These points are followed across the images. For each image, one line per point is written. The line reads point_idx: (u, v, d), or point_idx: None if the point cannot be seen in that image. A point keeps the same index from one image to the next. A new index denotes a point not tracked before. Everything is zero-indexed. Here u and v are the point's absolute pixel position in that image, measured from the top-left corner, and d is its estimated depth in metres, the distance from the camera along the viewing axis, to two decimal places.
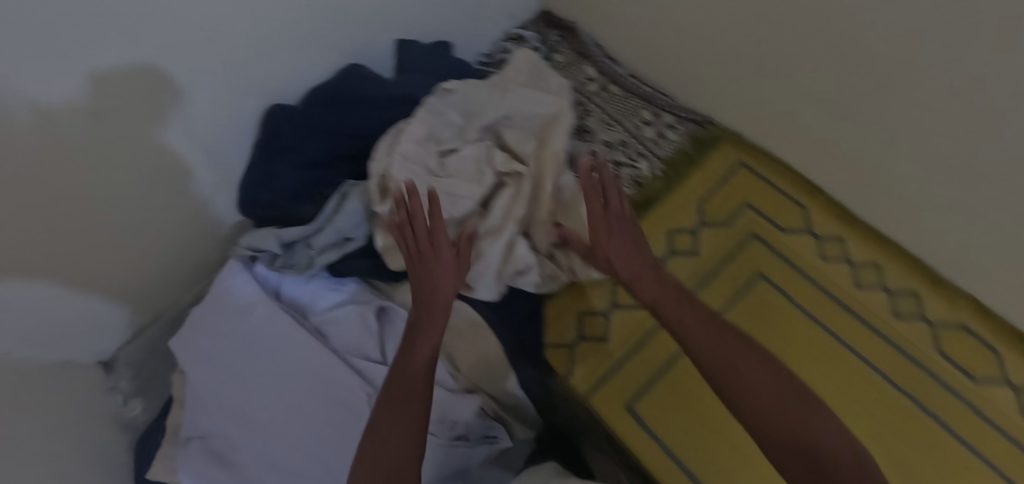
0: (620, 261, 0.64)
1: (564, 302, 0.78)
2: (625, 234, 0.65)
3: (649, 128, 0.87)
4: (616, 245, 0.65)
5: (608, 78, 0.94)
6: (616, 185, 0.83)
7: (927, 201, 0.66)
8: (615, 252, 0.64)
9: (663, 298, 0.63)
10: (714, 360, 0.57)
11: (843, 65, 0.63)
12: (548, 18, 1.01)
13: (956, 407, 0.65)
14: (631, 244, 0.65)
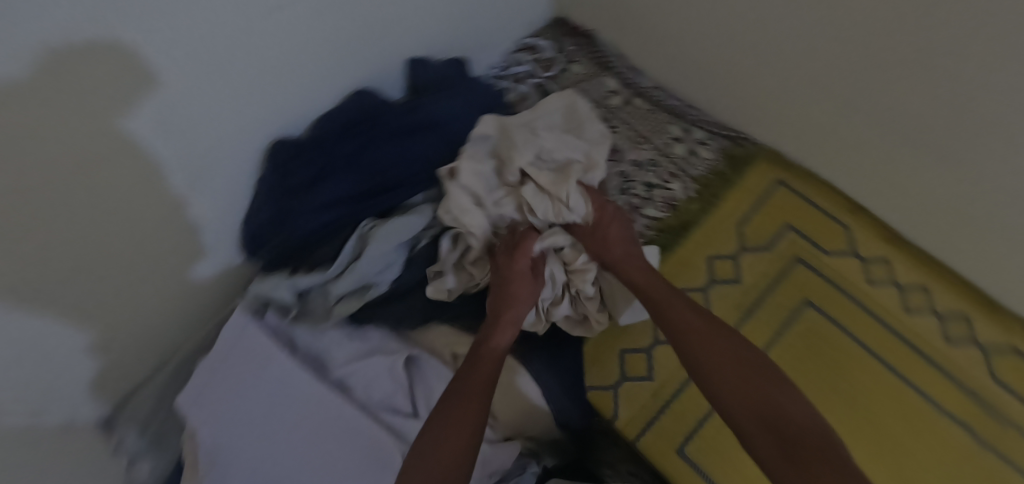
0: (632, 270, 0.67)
1: (603, 340, 0.76)
2: (614, 233, 0.69)
3: (681, 144, 0.83)
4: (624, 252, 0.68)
5: (632, 90, 0.89)
6: (650, 207, 0.79)
7: (990, 219, 0.63)
8: (634, 264, 0.67)
9: (660, 297, 0.64)
10: (726, 363, 0.57)
11: (904, 86, 0.59)
12: (563, 23, 0.95)
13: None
14: (626, 237, 0.69)
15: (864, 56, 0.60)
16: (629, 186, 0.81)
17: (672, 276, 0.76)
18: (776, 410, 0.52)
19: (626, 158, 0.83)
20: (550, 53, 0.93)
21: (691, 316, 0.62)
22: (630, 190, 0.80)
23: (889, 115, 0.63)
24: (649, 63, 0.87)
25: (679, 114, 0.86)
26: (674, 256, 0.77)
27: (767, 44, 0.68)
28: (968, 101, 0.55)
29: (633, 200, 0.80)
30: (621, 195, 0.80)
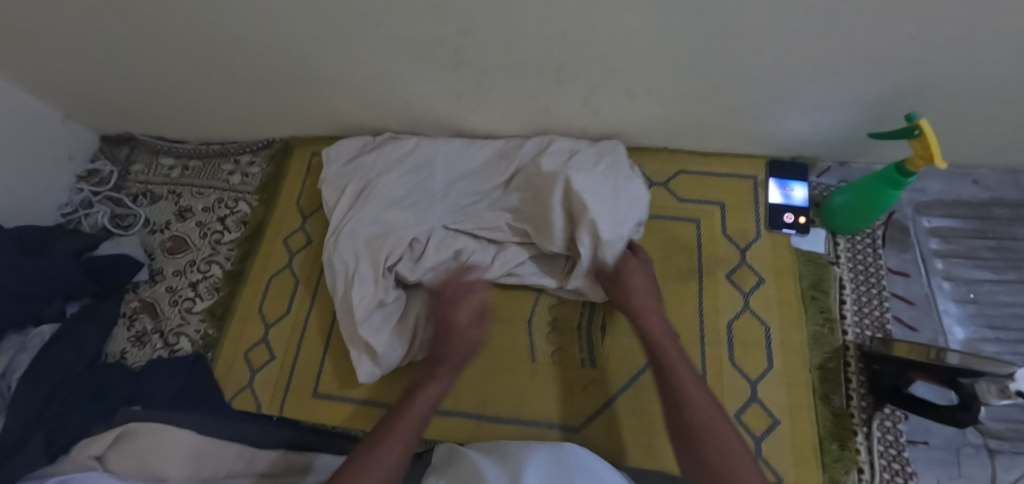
0: (635, 297, 0.67)
1: (227, 354, 0.81)
2: (654, 325, 0.65)
3: (235, 174, 0.96)
4: (640, 283, 0.68)
5: (182, 158, 1.00)
6: (229, 234, 0.91)
7: (400, 109, 0.83)
8: (649, 324, 0.65)
9: (642, 305, 0.66)
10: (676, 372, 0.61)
11: (278, 59, 0.76)
12: (109, 141, 1.03)
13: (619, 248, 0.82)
14: (651, 300, 0.67)
15: (225, 37, 0.72)
16: (207, 228, 0.92)
17: (261, 272, 0.86)
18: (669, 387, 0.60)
19: (196, 212, 0.94)
20: (108, 173, 1.00)
21: (674, 357, 0.62)
22: (208, 231, 0.92)
23: (287, 65, 0.76)
24: (175, 129, 0.98)
25: (223, 154, 0.98)
26: (258, 256, 0.87)
27: (192, 65, 0.80)
28: (293, 31, 0.70)
29: (213, 238, 0.91)
30: (202, 239, 0.91)
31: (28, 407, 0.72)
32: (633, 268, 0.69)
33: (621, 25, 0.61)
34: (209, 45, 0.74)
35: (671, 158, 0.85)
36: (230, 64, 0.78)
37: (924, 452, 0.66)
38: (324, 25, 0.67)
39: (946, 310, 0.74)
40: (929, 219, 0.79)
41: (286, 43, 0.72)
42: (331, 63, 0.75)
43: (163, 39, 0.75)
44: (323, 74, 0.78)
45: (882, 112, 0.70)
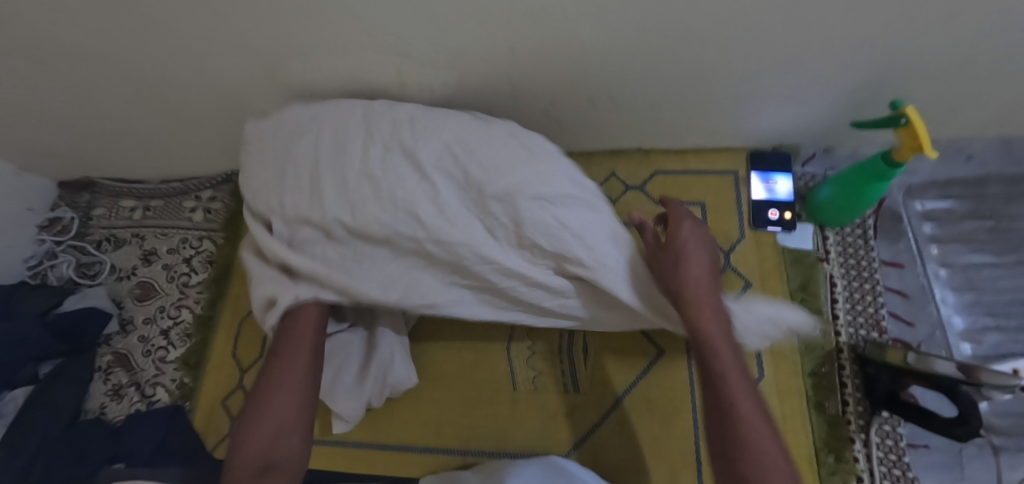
0: (686, 292, 0.51)
1: (205, 405, 0.79)
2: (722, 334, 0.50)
3: (198, 211, 0.93)
4: (693, 273, 0.52)
5: (143, 199, 0.96)
6: (197, 276, 0.88)
7: None
8: (699, 297, 0.51)
9: (695, 296, 0.51)
10: (735, 396, 0.46)
11: (217, 96, 0.71)
12: (65, 186, 0.98)
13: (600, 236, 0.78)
14: (706, 306, 0.51)
15: (159, 80, 0.68)
16: (174, 271, 0.89)
17: (233, 314, 0.84)
18: (719, 403, 0.46)
19: (162, 255, 0.91)
20: (69, 220, 0.96)
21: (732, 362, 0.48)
22: (175, 274, 0.89)
23: (227, 101, 0.72)
24: (131, 170, 0.94)
25: (184, 190, 0.95)
26: (228, 298, 0.86)
27: (131, 110, 0.75)
28: (226, 69, 0.65)
29: (181, 282, 0.88)
30: (169, 283, 0.88)
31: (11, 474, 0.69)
32: (685, 243, 0.54)
33: (571, 38, 0.56)
34: (143, 88, 0.70)
35: (646, 159, 0.80)
36: (170, 105, 0.74)
37: (924, 456, 0.64)
38: (257, 59, 0.62)
39: (944, 299, 0.71)
40: (922, 202, 0.75)
41: (221, 80, 0.67)
42: (273, 96, 0.70)
43: (96, 88, 0.70)
44: (268, 107, 0.73)
45: (865, 98, 0.65)
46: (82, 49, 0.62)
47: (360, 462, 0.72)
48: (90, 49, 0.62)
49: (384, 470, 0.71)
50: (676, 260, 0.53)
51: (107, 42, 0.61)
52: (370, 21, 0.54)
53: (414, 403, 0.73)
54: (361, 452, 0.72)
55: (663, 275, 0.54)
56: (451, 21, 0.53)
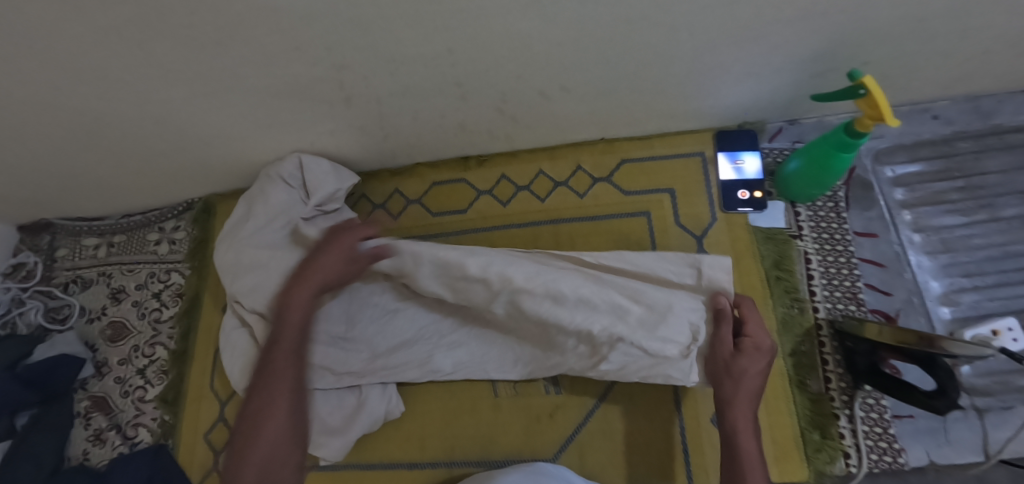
0: (728, 383, 0.55)
1: (187, 440, 0.78)
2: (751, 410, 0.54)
3: (161, 243, 0.90)
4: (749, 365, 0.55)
5: (106, 235, 0.94)
6: (167, 310, 0.86)
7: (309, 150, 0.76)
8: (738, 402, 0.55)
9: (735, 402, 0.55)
10: (747, 463, 0.53)
11: (157, 125, 0.68)
12: (23, 230, 0.95)
13: (570, 229, 0.77)
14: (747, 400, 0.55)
15: (93, 115, 0.65)
16: (143, 307, 0.87)
17: (207, 346, 0.83)
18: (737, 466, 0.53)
19: (130, 291, 0.89)
20: (32, 264, 0.93)
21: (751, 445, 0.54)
22: (145, 310, 0.87)
23: (170, 131, 0.69)
24: (89, 208, 0.91)
25: (144, 223, 0.92)
26: (200, 330, 0.84)
27: (74, 148, 0.73)
28: (160, 98, 0.62)
29: (152, 317, 0.86)
30: (140, 320, 0.87)
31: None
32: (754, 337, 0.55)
33: (509, 33, 0.53)
34: (80, 125, 0.67)
35: (610, 148, 0.78)
36: (111, 139, 0.71)
37: (910, 425, 0.63)
38: (189, 84, 0.60)
39: (921, 264, 0.70)
40: (892, 167, 0.74)
41: (157, 109, 0.64)
42: (215, 120, 0.67)
43: (30, 128, 0.67)
44: (212, 132, 0.70)
45: (823, 67, 0.63)
46: (5, 90, 0.59)
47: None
48: (13, 89, 0.59)
49: None
50: (740, 368, 0.55)
51: (29, 81, 0.58)
52: (296, 35, 0.51)
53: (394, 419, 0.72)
54: (344, 475, 0.71)
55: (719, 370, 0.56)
56: (381, 28, 0.51)
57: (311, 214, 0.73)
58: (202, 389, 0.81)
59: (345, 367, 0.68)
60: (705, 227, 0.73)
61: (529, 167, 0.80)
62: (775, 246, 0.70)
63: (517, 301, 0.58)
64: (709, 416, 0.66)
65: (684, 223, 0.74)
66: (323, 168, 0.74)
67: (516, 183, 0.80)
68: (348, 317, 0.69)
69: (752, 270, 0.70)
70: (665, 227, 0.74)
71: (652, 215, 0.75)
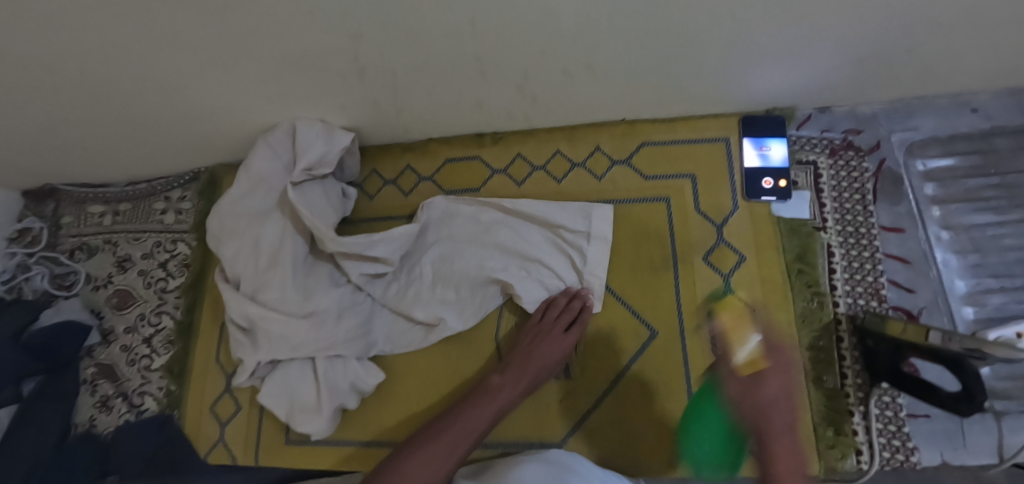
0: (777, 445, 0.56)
1: (192, 412, 0.78)
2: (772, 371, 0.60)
3: (168, 212, 0.89)
4: (774, 388, 0.59)
5: (111, 203, 0.92)
6: (174, 280, 0.85)
7: None
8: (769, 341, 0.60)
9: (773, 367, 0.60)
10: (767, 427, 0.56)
11: (163, 91, 0.65)
12: (29, 195, 0.94)
13: None
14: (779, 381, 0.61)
15: (95, 78, 0.63)
16: (150, 277, 0.86)
17: (212, 319, 0.82)
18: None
19: (136, 261, 0.88)
20: (38, 230, 0.92)
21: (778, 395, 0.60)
22: (152, 280, 0.86)
23: (175, 97, 0.67)
24: (93, 175, 0.89)
25: (151, 192, 0.90)
26: (207, 301, 0.83)
27: (78, 112, 0.70)
28: (165, 62, 0.59)
29: (159, 287, 0.86)
30: (146, 289, 0.86)
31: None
32: (770, 381, 0.58)
33: (534, 5, 0.50)
34: (82, 87, 0.65)
35: (631, 130, 0.75)
36: (114, 103, 0.68)
37: (925, 425, 0.62)
38: (194, 49, 0.57)
39: (947, 263, 0.68)
40: (924, 161, 0.71)
41: (164, 74, 0.62)
42: (223, 89, 0.65)
43: (30, 89, 0.65)
44: (220, 101, 0.67)
45: (865, 52, 0.59)
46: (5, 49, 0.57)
47: (352, 459, 0.71)
48: (9, 45, 0.56)
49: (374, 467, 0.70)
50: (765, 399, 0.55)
51: (30, 39, 0.55)
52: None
53: (402, 397, 0.71)
54: (354, 452, 0.71)
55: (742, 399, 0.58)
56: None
57: (300, 180, 0.69)
58: (207, 361, 0.80)
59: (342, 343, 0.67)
60: (728, 216, 0.71)
61: (546, 147, 0.77)
62: (796, 238, 0.68)
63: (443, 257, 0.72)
64: None
65: (706, 210, 0.71)
66: (314, 132, 0.70)
67: (532, 163, 0.77)
68: (304, 287, 0.67)
69: (770, 263, 0.68)
70: (685, 214, 0.72)
71: (673, 201, 0.72)
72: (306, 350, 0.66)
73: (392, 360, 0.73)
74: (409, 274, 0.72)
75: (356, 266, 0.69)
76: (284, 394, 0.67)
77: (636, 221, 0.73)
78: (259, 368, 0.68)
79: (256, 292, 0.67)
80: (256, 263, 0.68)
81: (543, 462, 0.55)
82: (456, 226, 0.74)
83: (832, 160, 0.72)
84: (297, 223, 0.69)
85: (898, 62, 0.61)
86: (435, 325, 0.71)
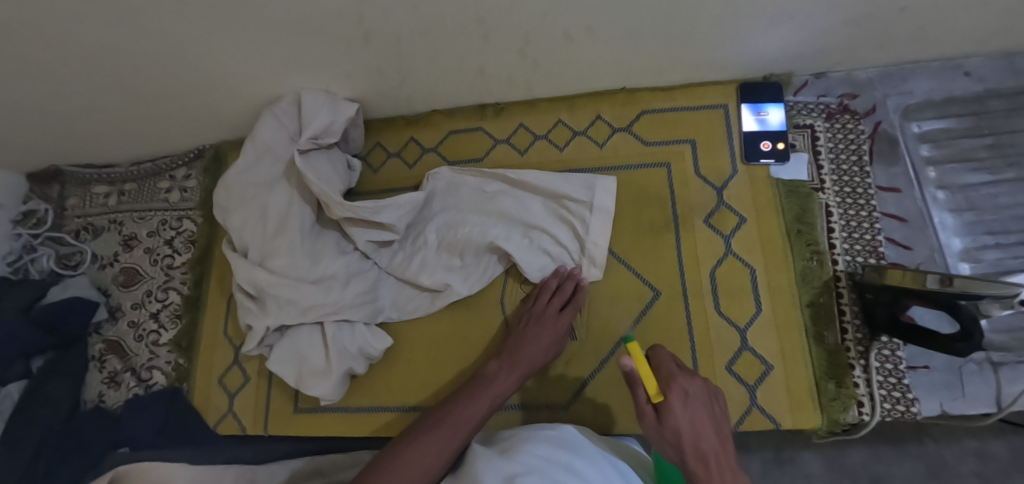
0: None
1: (201, 385, 0.79)
2: (700, 405, 0.51)
3: (173, 191, 0.90)
4: (689, 427, 0.49)
5: (116, 184, 0.93)
6: (180, 257, 0.86)
7: None
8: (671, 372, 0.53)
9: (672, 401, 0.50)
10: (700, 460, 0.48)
11: (169, 62, 0.66)
12: (33, 178, 0.94)
13: None
14: (709, 421, 0.50)
15: (102, 49, 0.63)
16: (156, 254, 0.87)
17: (219, 294, 0.82)
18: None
19: (142, 240, 0.88)
20: (43, 212, 0.92)
21: (713, 443, 0.49)
22: (158, 257, 0.87)
23: (182, 69, 0.67)
24: (98, 155, 0.90)
25: (155, 171, 0.91)
26: (213, 276, 0.84)
27: (83, 88, 0.71)
28: (170, 31, 0.60)
29: (165, 264, 0.86)
30: (153, 267, 0.86)
31: (15, 468, 0.69)
32: (678, 418, 0.49)
33: None
34: (86, 61, 0.65)
35: (631, 98, 0.77)
36: (119, 77, 0.69)
37: (925, 377, 0.64)
38: (200, 16, 0.57)
39: (944, 221, 0.69)
40: (919, 123, 0.73)
41: (170, 44, 0.62)
42: (229, 59, 0.65)
43: (37, 63, 0.65)
44: (226, 72, 0.68)
45: (859, 12, 0.60)
46: (13, 20, 0.57)
47: (362, 425, 0.72)
48: (15, 15, 0.57)
49: (385, 432, 0.71)
50: (672, 428, 0.49)
51: (37, 8, 0.56)
52: None
53: (410, 363, 0.72)
54: (364, 418, 0.72)
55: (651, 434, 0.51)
56: None
57: (307, 149, 0.70)
58: (215, 335, 0.81)
59: (350, 308, 0.68)
60: (727, 179, 0.72)
61: (548, 117, 0.79)
62: (794, 198, 0.70)
63: (447, 224, 0.73)
64: (725, 364, 0.66)
65: (706, 174, 0.73)
66: (319, 102, 0.71)
67: (534, 133, 0.79)
68: (313, 253, 0.69)
69: (770, 223, 0.69)
70: (685, 178, 0.73)
71: (673, 166, 0.74)
72: (314, 313, 0.67)
73: (399, 327, 0.74)
74: (414, 243, 0.73)
75: (362, 232, 0.70)
76: (293, 360, 0.68)
77: (638, 186, 0.74)
78: (269, 334, 0.69)
79: (265, 259, 0.68)
80: (262, 231, 0.69)
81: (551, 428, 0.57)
82: (460, 195, 0.75)
83: (829, 124, 0.73)
84: (303, 192, 0.71)
85: (891, 24, 0.63)
86: (441, 291, 0.72)
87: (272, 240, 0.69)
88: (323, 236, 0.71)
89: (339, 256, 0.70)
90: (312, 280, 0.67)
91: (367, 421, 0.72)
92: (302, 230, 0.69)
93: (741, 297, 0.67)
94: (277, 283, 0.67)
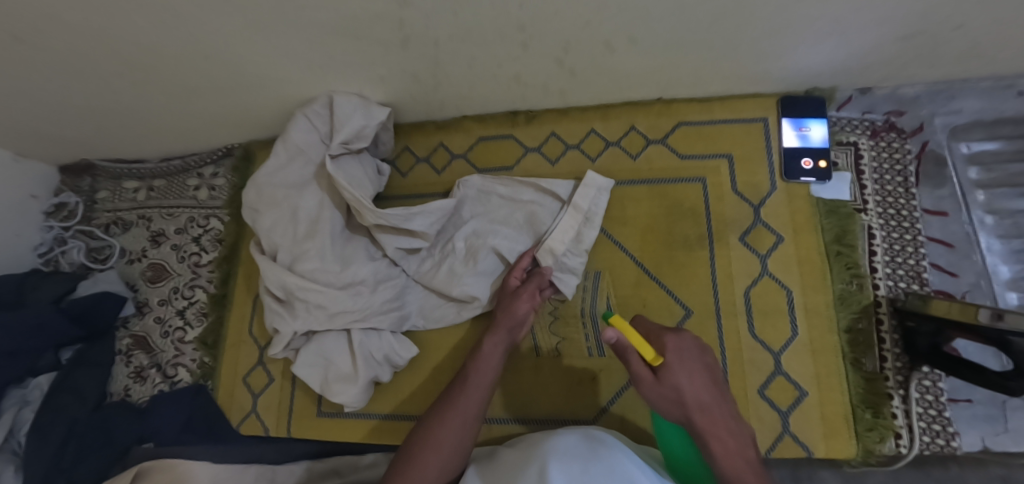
0: (715, 442, 0.50)
1: (225, 384, 0.79)
2: (696, 358, 0.53)
3: (201, 188, 0.90)
4: (688, 384, 0.51)
5: (146, 179, 0.93)
6: (207, 254, 0.86)
7: None
8: (666, 339, 0.54)
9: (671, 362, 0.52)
10: (703, 416, 0.51)
11: (206, 62, 0.66)
12: (65, 170, 0.95)
13: (621, 193, 0.74)
14: (705, 373, 0.52)
15: (139, 47, 0.63)
16: (183, 251, 0.88)
17: (245, 293, 0.83)
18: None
19: (169, 236, 0.89)
20: (76, 205, 0.93)
21: (711, 395, 0.52)
22: (185, 254, 0.87)
23: (218, 68, 0.67)
24: (129, 149, 0.90)
25: (185, 167, 0.91)
26: (239, 275, 0.84)
27: (116, 83, 0.71)
28: (208, 30, 0.60)
29: (192, 260, 0.87)
30: (180, 263, 0.87)
31: (43, 458, 0.70)
32: (678, 376, 0.51)
33: None
34: (123, 56, 0.65)
35: (668, 109, 0.75)
36: (155, 74, 0.69)
37: (967, 410, 0.61)
38: (239, 16, 0.57)
39: (992, 247, 0.67)
40: (968, 144, 0.70)
41: (207, 43, 0.62)
42: (265, 60, 0.65)
43: (75, 58, 0.65)
44: (260, 73, 0.68)
45: (915, 28, 0.58)
46: (55, 15, 0.57)
47: (386, 431, 0.72)
48: (53, 8, 0.56)
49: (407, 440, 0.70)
50: (673, 386, 0.51)
51: (79, 4, 0.56)
52: None
53: (435, 371, 0.72)
54: (387, 425, 0.72)
55: (654, 397, 0.52)
56: None
57: (339, 153, 0.70)
58: (240, 334, 0.81)
59: (376, 316, 0.68)
60: (765, 196, 0.70)
61: (581, 125, 0.77)
62: (834, 218, 0.68)
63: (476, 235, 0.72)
64: (757, 387, 0.64)
65: (744, 190, 0.71)
66: (352, 105, 0.70)
67: (566, 142, 0.77)
68: (342, 258, 0.68)
69: (808, 244, 0.67)
70: (722, 193, 0.71)
71: (709, 180, 0.72)
72: (342, 320, 0.67)
73: (425, 334, 0.73)
74: (443, 250, 0.72)
75: (392, 239, 0.69)
76: (320, 365, 0.69)
77: (672, 200, 0.72)
78: (298, 340, 0.69)
79: (294, 262, 0.68)
80: (291, 234, 0.69)
81: (579, 434, 0.55)
82: (490, 204, 0.74)
83: (873, 142, 0.71)
84: (333, 195, 0.70)
85: (949, 40, 0.60)
86: (468, 302, 0.71)
87: (301, 244, 0.68)
88: (353, 241, 0.70)
89: (368, 262, 0.69)
90: (341, 286, 0.67)
91: (392, 427, 0.72)
92: (332, 235, 0.69)
93: (776, 319, 0.66)
94: (304, 287, 0.67)
